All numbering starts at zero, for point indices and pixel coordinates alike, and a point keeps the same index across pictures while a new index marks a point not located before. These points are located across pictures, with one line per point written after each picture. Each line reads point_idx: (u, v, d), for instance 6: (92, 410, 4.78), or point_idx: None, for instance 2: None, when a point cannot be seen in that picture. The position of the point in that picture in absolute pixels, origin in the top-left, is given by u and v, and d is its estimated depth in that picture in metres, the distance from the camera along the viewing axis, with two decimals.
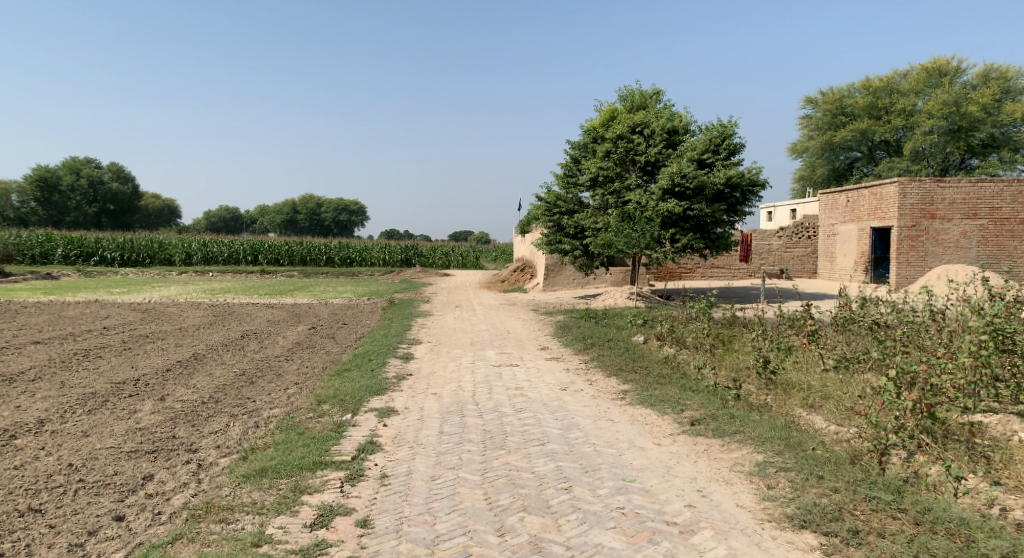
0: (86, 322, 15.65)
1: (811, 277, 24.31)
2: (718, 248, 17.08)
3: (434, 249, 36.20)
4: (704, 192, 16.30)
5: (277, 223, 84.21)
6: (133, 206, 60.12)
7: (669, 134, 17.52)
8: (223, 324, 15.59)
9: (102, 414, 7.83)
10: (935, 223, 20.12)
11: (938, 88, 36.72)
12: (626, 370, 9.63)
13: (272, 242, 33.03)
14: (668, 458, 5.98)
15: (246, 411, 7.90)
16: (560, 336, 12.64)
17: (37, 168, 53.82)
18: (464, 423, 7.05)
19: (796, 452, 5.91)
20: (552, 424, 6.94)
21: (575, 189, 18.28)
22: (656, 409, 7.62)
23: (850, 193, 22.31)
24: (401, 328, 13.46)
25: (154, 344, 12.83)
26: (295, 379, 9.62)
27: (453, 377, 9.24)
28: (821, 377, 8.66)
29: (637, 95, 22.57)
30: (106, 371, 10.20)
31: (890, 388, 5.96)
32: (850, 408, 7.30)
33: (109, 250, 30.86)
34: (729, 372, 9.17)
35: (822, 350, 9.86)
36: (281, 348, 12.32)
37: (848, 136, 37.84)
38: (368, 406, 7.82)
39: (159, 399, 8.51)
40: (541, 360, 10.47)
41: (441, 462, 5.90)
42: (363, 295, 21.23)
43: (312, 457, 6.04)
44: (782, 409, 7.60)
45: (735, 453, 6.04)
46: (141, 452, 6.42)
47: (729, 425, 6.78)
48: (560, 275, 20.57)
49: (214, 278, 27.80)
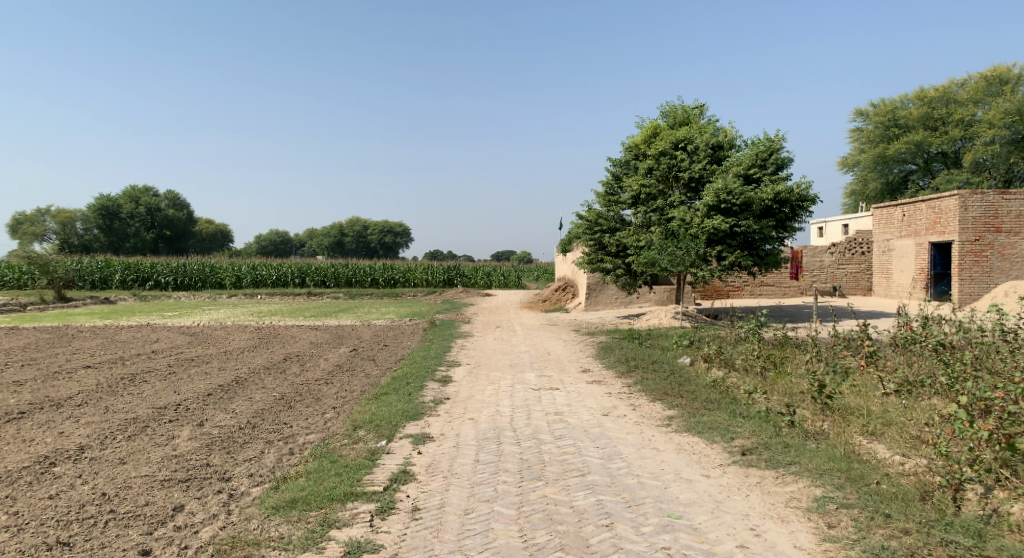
0: (135, 346, 15.89)
1: (866, 294, 23.45)
2: (768, 265, 16.55)
3: (477, 269, 36.13)
4: (751, 208, 15.82)
5: (325, 246, 85.36)
6: (188, 232, 61.67)
7: (714, 150, 17.10)
8: (267, 347, 15.62)
9: (141, 440, 7.77)
10: (1001, 236, 19.23)
11: (998, 97, 35.46)
12: (671, 395, 9.23)
13: (318, 264, 33.35)
14: (718, 492, 5.60)
15: (282, 437, 7.77)
16: (603, 358, 12.30)
17: (99, 197, 55.63)
18: (501, 451, 6.77)
19: (859, 486, 5.47)
20: (593, 454, 6.60)
21: (616, 206, 17.97)
22: (703, 437, 7.22)
23: (906, 207, 21.53)
24: (440, 350, 13.26)
25: (198, 367, 12.88)
26: (333, 403, 9.47)
27: (491, 401, 8.98)
28: (882, 404, 8.17)
29: (680, 111, 22.18)
30: (150, 396, 10.20)
31: (963, 416, 5.78)
32: (916, 440, 6.85)
33: (163, 274, 31.58)
34: (781, 398, 8.73)
35: (881, 374, 9.35)
36: (322, 371, 12.23)
37: (902, 148, 36.75)
38: (403, 433, 7.61)
39: (199, 424, 8.42)
40: (582, 384, 10.15)
41: (476, 495, 5.62)
42: (406, 316, 21.14)
43: (343, 487, 5.83)
44: (839, 437, 7.15)
45: (791, 486, 5.62)
46: (174, 480, 6.29)
47: (782, 455, 6.35)
48: (604, 295, 20.21)
49: (262, 301, 28.12)
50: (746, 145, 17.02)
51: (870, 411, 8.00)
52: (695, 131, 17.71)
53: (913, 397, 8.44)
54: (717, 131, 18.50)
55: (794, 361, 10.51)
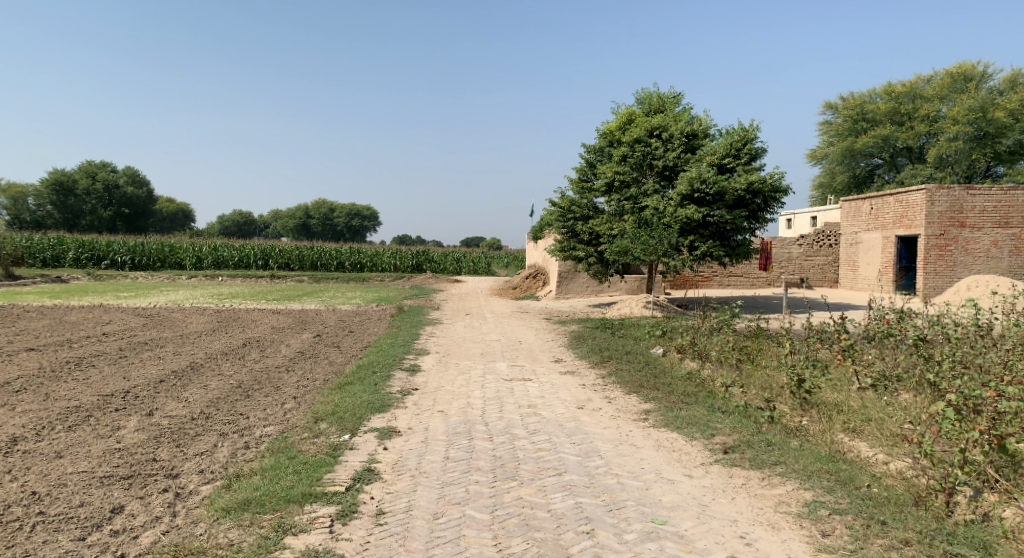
0: (85, 328, 15.13)
1: (833, 286, 23.46)
2: (739, 256, 16.37)
3: (445, 254, 35.58)
4: (724, 198, 15.57)
5: (290, 227, 83.80)
6: (147, 210, 60.07)
7: (689, 138, 16.80)
8: (226, 331, 14.99)
9: (82, 430, 7.24)
10: (965, 231, 19.34)
11: (962, 93, 35.89)
12: (647, 388, 8.91)
13: (282, 246, 32.49)
14: (702, 494, 5.29)
15: (237, 429, 7.29)
16: (575, 347, 11.97)
17: (54, 171, 53.75)
18: (473, 447, 6.39)
19: (849, 490, 5.21)
20: (570, 451, 6.26)
21: (590, 194, 17.61)
22: (682, 434, 6.90)
23: (874, 201, 21.58)
24: (408, 337, 12.80)
25: (151, 352, 12.25)
26: (293, 393, 8.98)
27: (461, 392, 8.59)
28: (861, 400, 7.96)
29: (655, 98, 21.84)
30: (97, 382, 9.60)
31: (951, 416, 5.57)
32: (900, 439, 6.64)
33: (119, 253, 30.43)
34: (758, 392, 8.46)
35: (858, 368, 9.16)
36: (283, 358, 11.70)
37: (869, 142, 36.93)
38: (368, 426, 7.17)
39: (148, 414, 7.90)
40: (555, 374, 9.79)
41: (446, 497, 5.23)
42: (372, 301, 20.59)
43: (301, 487, 5.39)
44: (822, 434, 6.89)
45: (779, 489, 5.34)
46: (115, 478, 5.79)
47: (768, 454, 6.06)
48: (574, 283, 19.89)
49: (223, 282, 27.31)
50: (720, 135, 16.76)
51: (850, 407, 7.77)
52: (670, 118, 17.38)
53: (891, 393, 8.25)
54: (692, 119, 18.22)
55: (770, 354, 10.26)
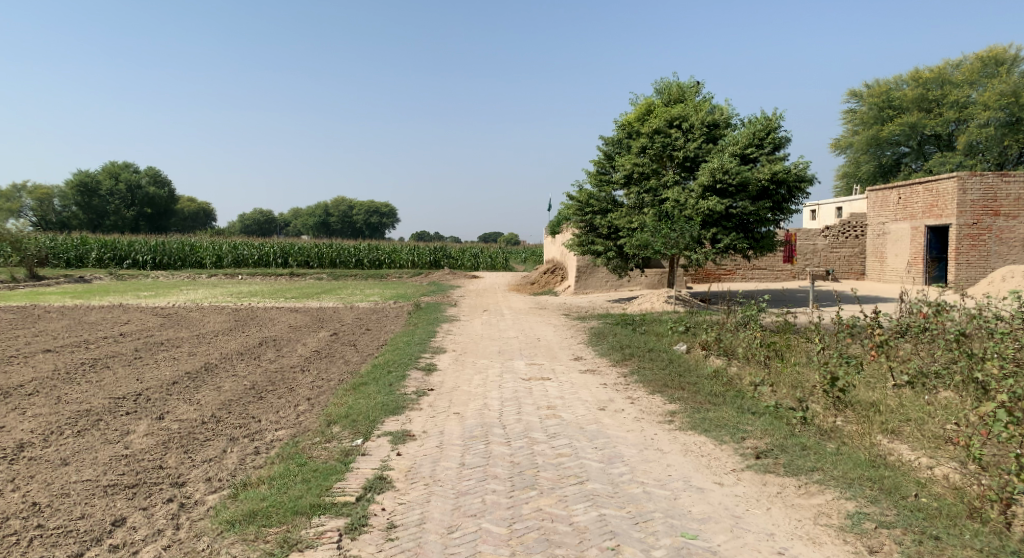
0: (103, 328, 15.03)
1: (859, 278, 22.87)
2: (763, 249, 15.92)
3: (464, 250, 35.32)
4: (747, 189, 15.12)
5: (310, 225, 84.02)
6: (170, 210, 60.47)
7: (710, 128, 16.34)
8: (242, 330, 14.82)
9: (91, 436, 7.04)
10: (999, 220, 18.72)
11: (992, 78, 34.97)
12: (671, 387, 8.54)
13: (301, 244, 32.40)
14: (735, 504, 4.96)
15: (248, 433, 7.05)
16: (596, 344, 11.63)
17: (78, 172, 54.17)
18: (490, 452, 6.09)
19: (896, 500, 4.86)
20: (592, 456, 5.94)
21: (608, 187, 17.21)
22: (710, 437, 6.55)
23: (902, 190, 20.99)
24: (425, 335, 12.53)
25: (167, 352, 12.09)
26: (307, 393, 8.75)
27: (478, 393, 8.30)
28: (899, 399, 7.56)
29: (674, 88, 21.32)
30: (109, 384, 9.42)
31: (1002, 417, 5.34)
32: (944, 442, 6.29)
33: (141, 253, 30.48)
34: (788, 391, 8.06)
35: (893, 365, 8.75)
36: (299, 358, 11.48)
37: (896, 130, 36.09)
38: (381, 430, 6.90)
39: (158, 418, 7.68)
40: (575, 373, 9.46)
41: (461, 508, 4.95)
42: (390, 298, 20.38)
43: (309, 497, 5.14)
44: (859, 437, 6.51)
45: (819, 499, 4.99)
46: (120, 486, 5.56)
47: (803, 460, 5.70)
48: (593, 278, 19.53)
49: (243, 281, 27.23)
50: (742, 124, 16.29)
51: (888, 406, 7.36)
52: (690, 108, 16.92)
53: (930, 393, 7.85)
54: (714, 108, 17.73)
55: (799, 350, 9.84)
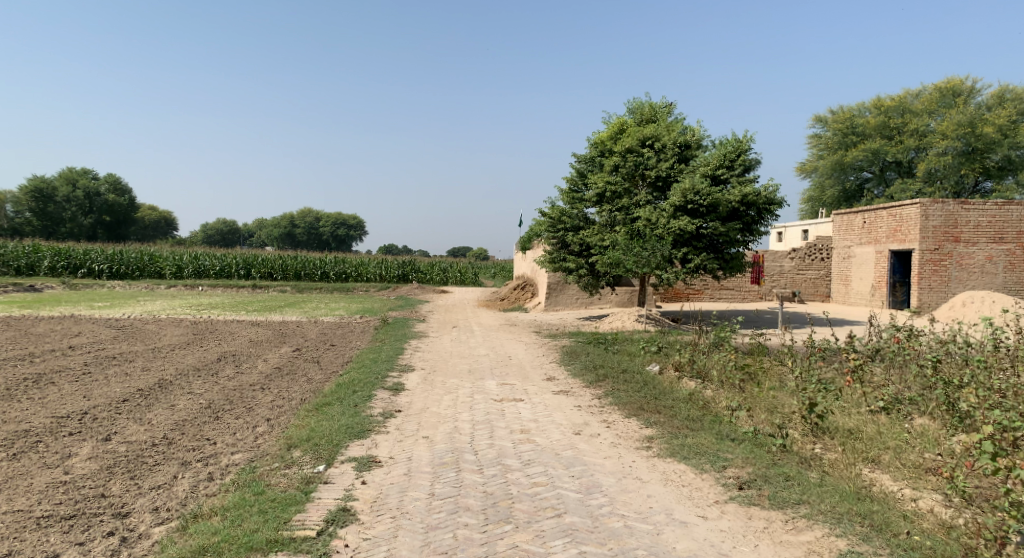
0: (51, 340, 14.33)
1: (824, 301, 22.99)
2: (732, 269, 15.84)
3: (432, 265, 34.90)
4: (718, 210, 15.02)
5: (275, 236, 82.76)
6: (130, 218, 59.03)
7: (681, 148, 16.28)
8: (200, 344, 14.26)
9: (28, 459, 6.55)
10: (959, 246, 18.94)
11: (951, 108, 35.81)
12: (647, 411, 8.28)
13: (265, 255, 31.69)
14: (721, 540, 4.73)
15: (202, 457, 6.62)
16: (568, 364, 11.35)
17: (34, 177, 52.56)
18: (462, 481, 5.77)
19: (887, 537, 4.68)
20: (570, 486, 5.65)
21: (580, 204, 17.02)
22: (690, 465, 6.30)
23: (867, 214, 21.18)
24: (392, 353, 12.14)
25: (118, 367, 11.52)
26: (267, 414, 8.31)
27: (448, 415, 7.96)
28: (876, 425, 7.40)
29: (647, 107, 21.27)
30: (53, 402, 8.87)
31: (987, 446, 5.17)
32: (924, 471, 6.13)
33: (97, 261, 29.52)
34: (766, 416, 7.85)
35: (869, 389, 8.59)
36: (259, 375, 11.01)
37: (859, 156, 36.69)
38: (345, 455, 6.52)
39: (104, 439, 7.20)
40: (548, 395, 9.16)
41: (431, 545, 4.66)
42: (355, 313, 19.94)
43: (266, 532, 4.81)
44: (842, 464, 6.31)
45: (808, 535, 4.79)
46: (55, 518, 5.22)
47: (788, 491, 5.47)
48: (564, 295, 19.30)
49: (203, 293, 26.44)
50: (713, 145, 16.22)
51: (867, 433, 7.18)
52: (663, 128, 16.83)
53: (907, 419, 7.71)
54: (686, 129, 17.66)
55: (773, 373, 9.66)
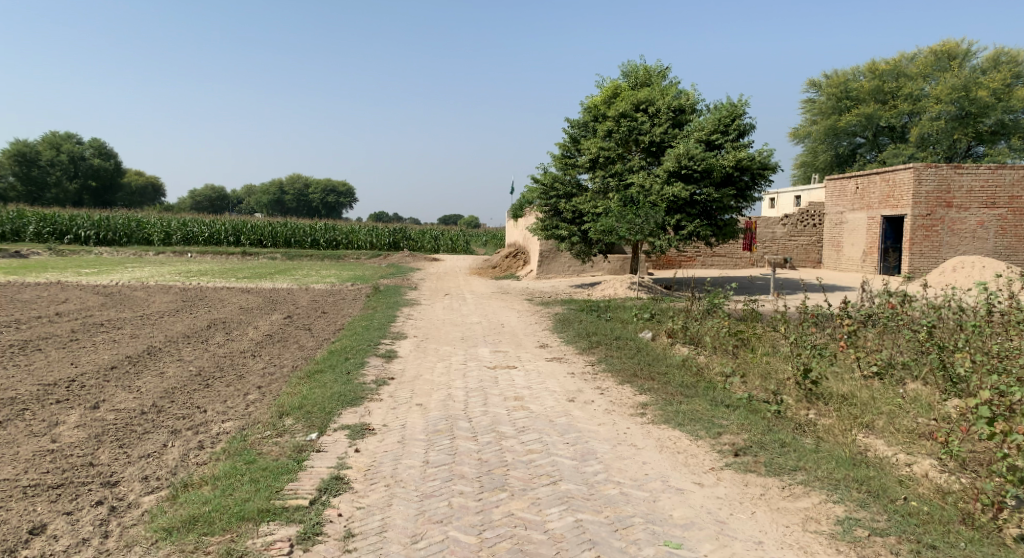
0: (38, 307, 14.13)
1: (815, 267, 22.98)
2: (725, 236, 15.74)
3: (423, 232, 34.69)
4: (712, 175, 14.86)
5: (264, 203, 82.02)
6: (115, 183, 58.27)
7: (675, 113, 16.05)
8: (190, 311, 14.10)
9: (15, 427, 6.45)
10: (951, 211, 18.90)
11: (945, 72, 35.59)
12: (641, 378, 8.23)
13: (255, 222, 31.37)
14: (718, 508, 4.71)
15: (192, 425, 6.53)
16: (560, 332, 11.29)
17: (17, 142, 51.70)
18: (456, 448, 5.71)
19: (884, 503, 4.66)
20: (565, 453, 5.61)
21: (573, 170, 16.85)
22: (685, 432, 6.26)
23: (859, 179, 21.08)
24: (384, 320, 12.05)
25: (106, 335, 11.37)
26: (258, 381, 8.22)
27: (441, 382, 7.90)
28: (870, 390, 7.36)
29: (641, 71, 20.97)
30: (40, 370, 8.75)
31: (983, 410, 5.10)
32: (918, 435, 6.11)
33: (83, 228, 29.13)
34: (760, 381, 7.81)
35: (862, 355, 8.55)
36: (249, 342, 10.89)
37: (852, 120, 36.45)
38: (338, 423, 6.44)
39: (92, 407, 7.10)
40: (541, 362, 9.09)
41: (425, 514, 4.61)
42: (347, 280, 19.80)
43: (258, 501, 4.75)
44: (837, 429, 6.27)
45: (805, 502, 4.77)
46: (42, 487, 5.14)
47: (784, 458, 5.43)
48: (555, 263, 19.20)
49: (192, 259, 26.18)
50: (708, 110, 16.01)
51: (861, 398, 7.15)
52: (657, 92, 16.58)
53: (899, 385, 7.69)
54: (680, 93, 17.42)
55: (766, 338, 9.62)
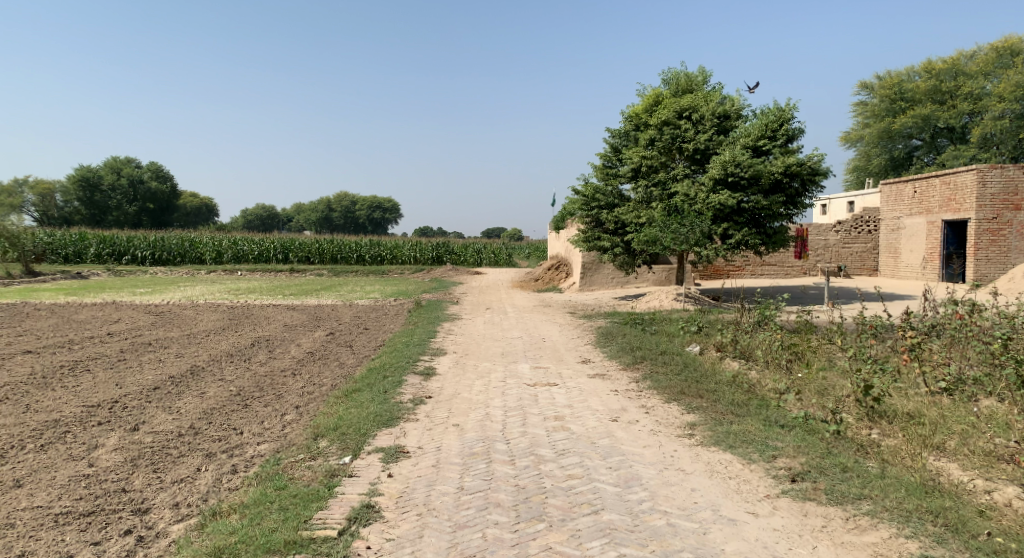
0: (90, 328, 14.35)
1: (871, 275, 22.10)
2: (775, 244, 15.20)
3: (467, 246, 34.63)
4: (760, 182, 14.37)
5: (313, 221, 83.37)
6: (172, 205, 59.92)
7: (720, 119, 15.60)
8: (235, 330, 14.14)
9: (55, 451, 6.41)
10: (1019, 214, 17.98)
11: (1008, 69, 34.18)
12: (688, 395, 7.85)
13: (302, 239, 31.72)
14: (774, 542, 4.36)
15: (226, 448, 6.40)
16: (604, 346, 10.95)
17: (80, 167, 53.61)
18: (493, 473, 5.44)
19: (965, 541, 4.25)
20: (608, 478, 5.29)
21: (615, 180, 16.49)
22: (737, 455, 5.87)
23: (917, 183, 20.23)
24: (425, 336, 11.88)
25: (153, 354, 11.43)
26: (296, 401, 8.09)
27: (479, 401, 7.64)
28: (937, 408, 6.85)
29: (683, 78, 20.54)
30: (85, 390, 8.78)
31: None
32: (995, 459, 5.63)
33: (140, 249, 29.86)
34: (816, 398, 7.36)
35: (927, 368, 8.00)
36: (291, 360, 10.81)
37: (908, 122, 35.25)
38: (372, 446, 6.23)
39: (131, 429, 7.04)
40: (583, 379, 8.77)
41: (458, 547, 4.36)
42: (391, 295, 19.76)
43: (286, 531, 4.57)
44: (904, 451, 5.81)
45: (874, 536, 4.39)
46: (73, 515, 5.03)
47: (846, 484, 5.03)
48: (599, 274, 18.84)
49: (242, 277, 26.55)
50: (754, 115, 15.52)
51: (929, 416, 6.65)
52: (701, 98, 16.15)
53: (969, 401, 7.16)
54: (724, 98, 16.96)
55: (822, 351, 9.12)
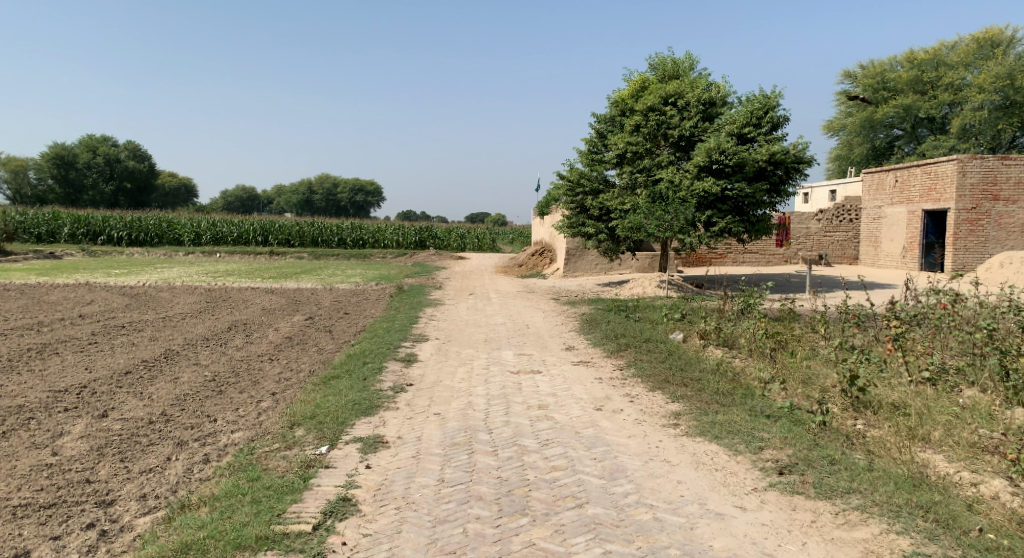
0: (62, 309, 13.97)
1: (852, 263, 22.16)
2: (759, 232, 15.13)
3: (449, 230, 34.36)
4: (744, 169, 14.27)
5: (294, 203, 82.51)
6: (150, 184, 58.97)
7: (706, 105, 15.46)
8: (212, 313, 13.84)
9: (17, 438, 6.16)
10: (998, 205, 18.03)
11: (988, 60, 34.34)
12: (673, 384, 7.74)
13: (283, 221, 31.27)
14: (763, 538, 4.25)
15: (198, 436, 6.18)
16: (587, 333, 10.81)
17: (54, 144, 52.49)
18: (474, 464, 5.29)
19: (957, 537, 4.16)
20: (592, 470, 5.16)
21: (600, 165, 16.32)
22: (723, 446, 5.75)
23: (899, 172, 20.25)
24: (406, 321, 11.68)
25: (126, 338, 11.14)
26: (272, 387, 7.87)
27: (460, 389, 7.48)
28: (922, 398, 6.79)
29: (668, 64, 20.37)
30: (53, 374, 8.50)
31: None
32: (982, 450, 5.56)
33: (116, 228, 29.25)
34: (801, 388, 7.27)
35: (910, 357, 7.94)
36: (268, 345, 10.57)
37: (890, 112, 35.38)
38: (350, 435, 6.05)
39: (99, 416, 6.79)
40: (567, 366, 8.63)
41: (437, 543, 4.20)
42: (372, 279, 19.51)
43: (258, 526, 4.39)
44: (891, 443, 5.73)
45: (864, 532, 4.29)
46: (33, 507, 4.81)
47: (835, 477, 4.94)
48: (582, 261, 18.70)
49: (220, 259, 26.10)
50: (740, 102, 15.38)
51: (914, 406, 6.58)
52: (686, 85, 15.99)
53: (954, 391, 7.10)
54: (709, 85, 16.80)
55: (806, 340, 9.04)
